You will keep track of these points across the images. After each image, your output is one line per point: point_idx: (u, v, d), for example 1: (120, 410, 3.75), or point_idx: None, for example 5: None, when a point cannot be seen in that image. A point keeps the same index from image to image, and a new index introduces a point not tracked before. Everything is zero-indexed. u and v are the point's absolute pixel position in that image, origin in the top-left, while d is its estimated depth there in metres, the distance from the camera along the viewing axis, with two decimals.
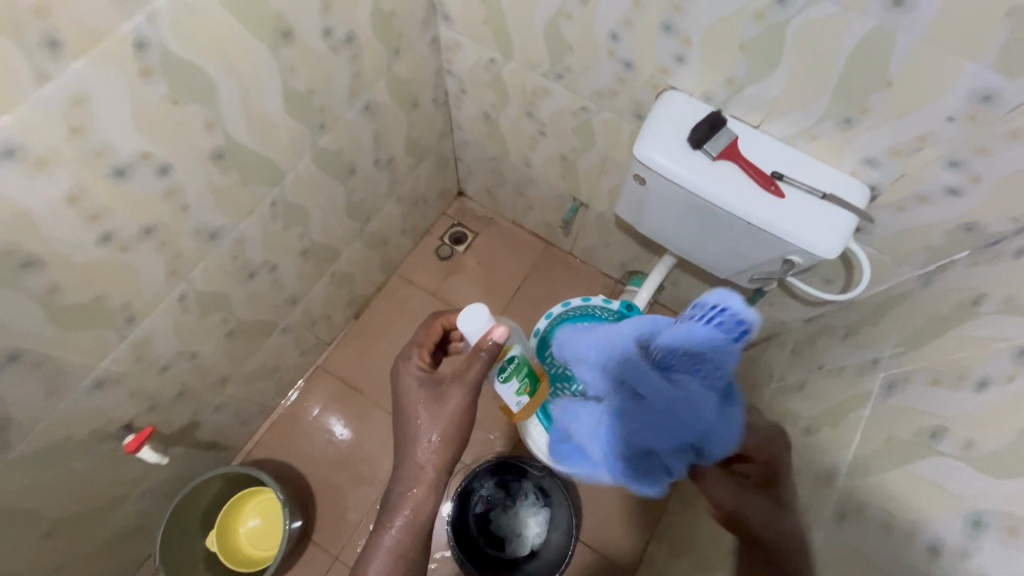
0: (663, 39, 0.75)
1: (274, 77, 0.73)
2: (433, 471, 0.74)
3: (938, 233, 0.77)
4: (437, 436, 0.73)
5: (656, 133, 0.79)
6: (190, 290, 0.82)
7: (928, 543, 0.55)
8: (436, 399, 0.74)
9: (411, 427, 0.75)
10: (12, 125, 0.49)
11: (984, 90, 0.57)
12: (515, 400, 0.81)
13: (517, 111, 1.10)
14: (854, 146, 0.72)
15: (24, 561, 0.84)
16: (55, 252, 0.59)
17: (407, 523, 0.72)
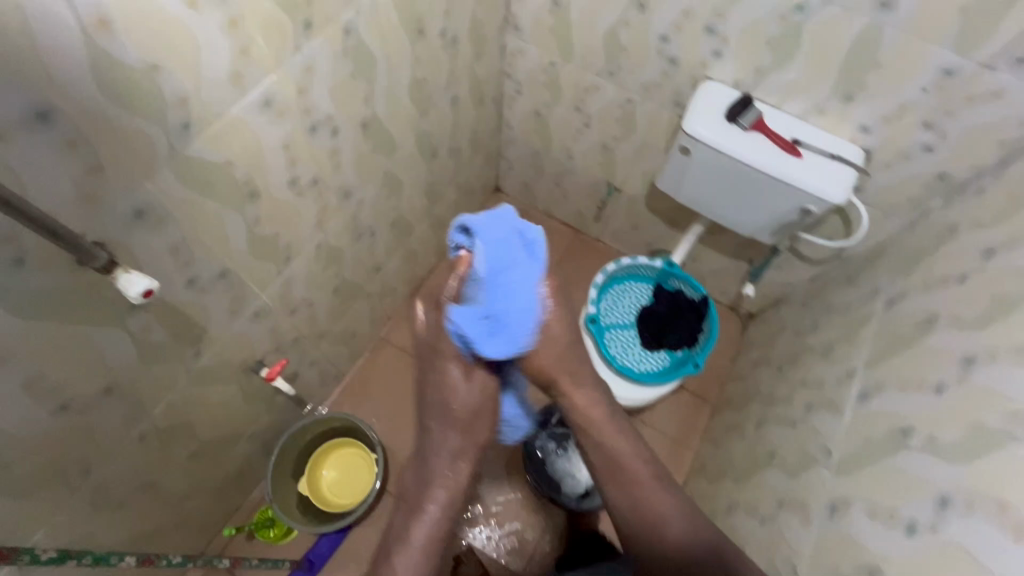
0: (705, 39, 0.98)
1: (407, 66, 0.93)
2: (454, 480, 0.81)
3: (918, 185, 0.99)
4: (460, 435, 0.81)
5: (699, 112, 1.01)
6: (323, 241, 0.99)
7: (933, 385, 0.74)
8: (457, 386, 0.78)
9: (438, 426, 0.82)
10: (274, 81, 0.67)
11: (946, 67, 0.81)
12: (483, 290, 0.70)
13: (567, 107, 1.31)
14: (852, 118, 0.95)
15: (174, 479, 0.97)
16: (267, 188, 0.76)
17: (431, 522, 0.78)
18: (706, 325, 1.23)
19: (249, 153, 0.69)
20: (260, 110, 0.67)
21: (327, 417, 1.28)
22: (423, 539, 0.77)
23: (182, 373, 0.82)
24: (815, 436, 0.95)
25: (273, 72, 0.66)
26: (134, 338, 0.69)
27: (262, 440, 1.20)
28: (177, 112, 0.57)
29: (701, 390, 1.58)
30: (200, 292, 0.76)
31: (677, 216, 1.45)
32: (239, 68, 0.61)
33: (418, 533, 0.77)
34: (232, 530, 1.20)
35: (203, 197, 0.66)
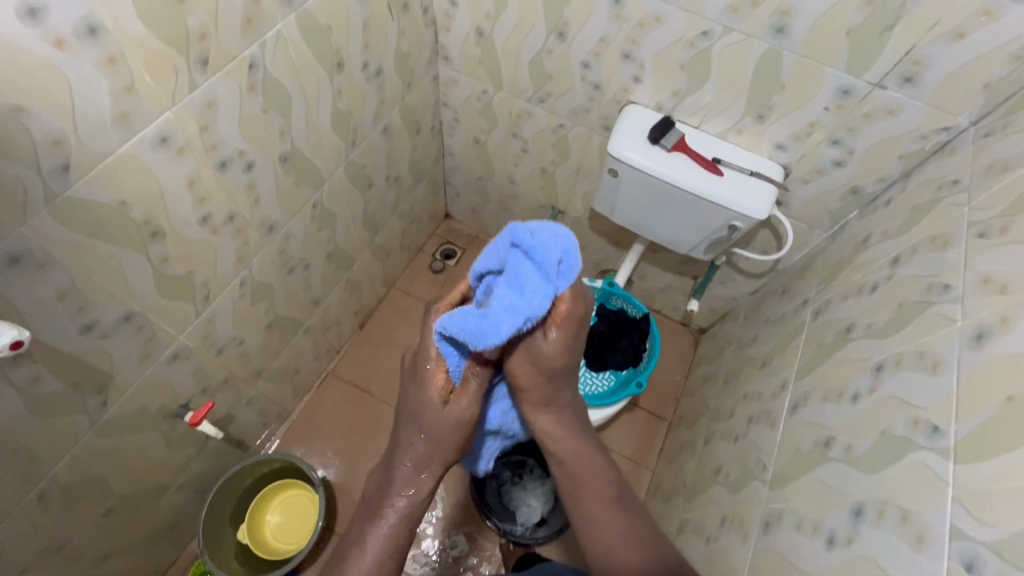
0: (624, 65, 1.01)
1: (327, 98, 0.92)
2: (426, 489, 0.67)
3: (835, 199, 1.03)
4: (431, 442, 0.66)
5: (623, 134, 1.03)
6: (248, 277, 0.96)
7: (851, 394, 0.75)
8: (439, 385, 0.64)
9: (407, 423, 0.67)
10: (170, 119, 0.65)
11: (843, 88, 0.85)
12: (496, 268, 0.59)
13: (504, 133, 1.32)
14: (767, 136, 0.98)
15: (88, 537, 0.91)
16: (172, 226, 0.74)
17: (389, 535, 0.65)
18: (648, 344, 1.25)
19: (146, 193, 0.67)
20: (155, 148, 0.65)
21: (266, 458, 1.22)
22: (375, 553, 0.64)
23: (87, 424, 0.78)
24: (753, 450, 0.95)
25: (166, 110, 0.64)
26: (21, 391, 0.65)
27: (194, 487, 1.14)
28: (52, 154, 0.55)
29: (656, 407, 1.57)
30: (100, 338, 0.72)
31: (621, 235, 1.47)
32: (124, 107, 0.59)
33: (371, 548, 0.64)
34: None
35: (93, 240, 0.64)
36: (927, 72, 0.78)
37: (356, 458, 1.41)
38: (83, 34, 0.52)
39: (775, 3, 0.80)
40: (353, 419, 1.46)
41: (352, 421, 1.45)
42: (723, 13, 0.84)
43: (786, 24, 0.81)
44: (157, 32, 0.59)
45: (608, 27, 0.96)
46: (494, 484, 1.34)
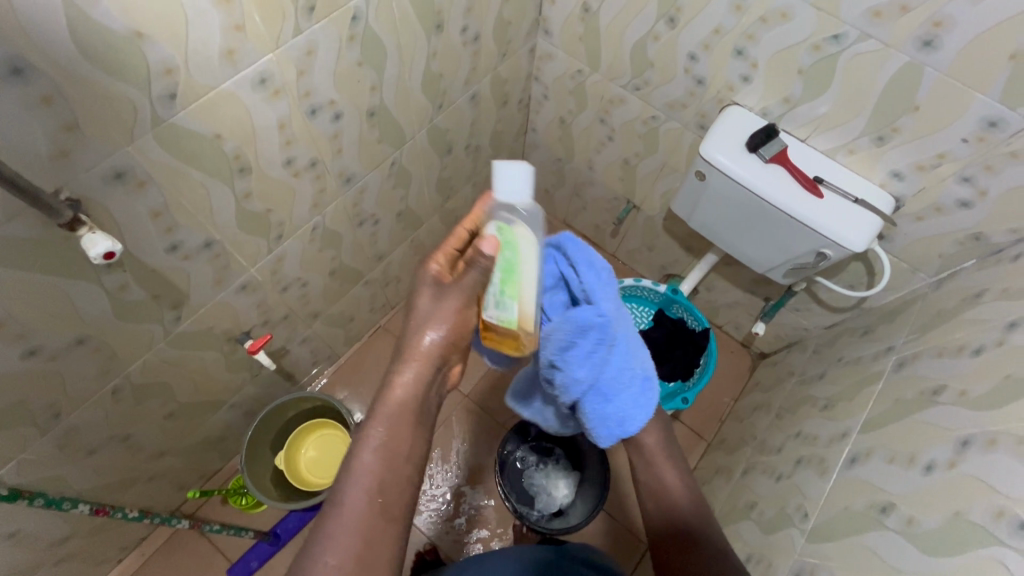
0: (735, 62, 0.93)
1: (422, 59, 0.92)
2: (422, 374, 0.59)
3: (950, 243, 0.91)
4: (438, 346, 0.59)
5: (719, 137, 0.97)
6: (320, 223, 1.00)
7: (924, 463, 0.67)
8: (444, 294, 0.60)
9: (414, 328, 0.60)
10: (272, 60, 0.67)
11: (990, 119, 0.74)
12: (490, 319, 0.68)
13: (591, 116, 1.28)
14: (883, 162, 0.88)
15: (149, 434, 1.00)
16: (259, 164, 0.77)
17: (384, 434, 0.55)
18: (704, 360, 1.19)
19: (240, 129, 0.70)
20: (254, 88, 0.68)
21: (310, 396, 1.28)
22: (374, 450, 0.54)
23: (161, 333, 0.84)
24: (796, 494, 0.89)
25: (270, 52, 0.66)
26: (110, 294, 0.71)
27: (244, 408, 1.23)
28: (161, 82, 0.58)
29: (697, 425, 1.51)
30: (181, 259, 0.77)
31: (694, 242, 1.39)
32: (232, 44, 0.61)
33: (369, 444, 0.54)
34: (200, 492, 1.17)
35: (187, 167, 0.67)
36: None
37: None
38: None
39: (929, 12, 0.69)
40: None
41: None
42: (863, 16, 0.75)
43: (936, 37, 0.71)
44: None
45: (724, 19, 0.89)
46: (517, 466, 1.35)
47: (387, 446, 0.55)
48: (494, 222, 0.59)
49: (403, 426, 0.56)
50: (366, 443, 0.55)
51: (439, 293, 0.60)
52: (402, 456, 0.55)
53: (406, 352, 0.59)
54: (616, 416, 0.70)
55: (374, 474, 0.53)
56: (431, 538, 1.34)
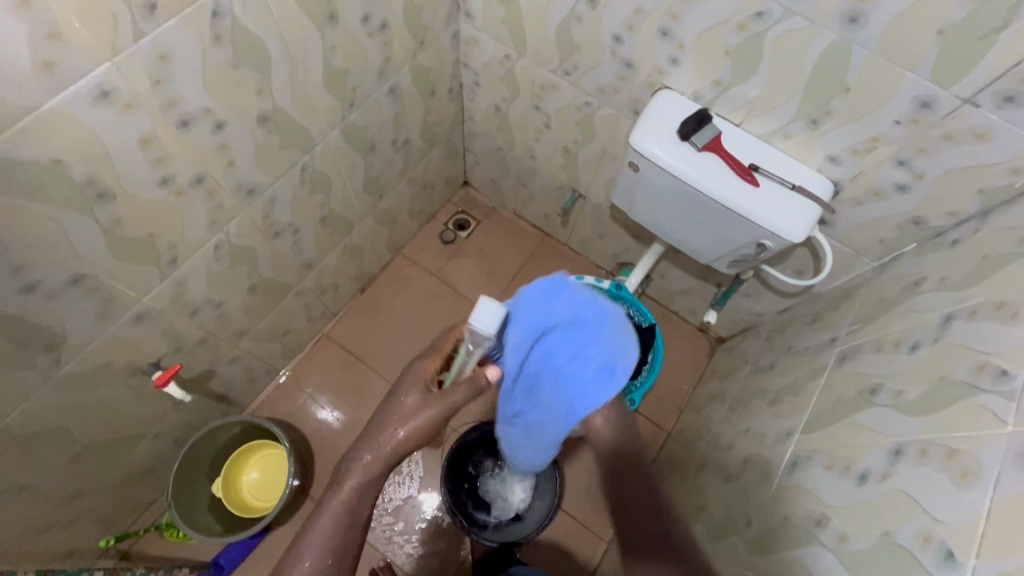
0: (661, 44, 0.86)
1: (317, 53, 0.83)
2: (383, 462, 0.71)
3: (891, 228, 0.87)
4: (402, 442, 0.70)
5: (649, 125, 0.90)
6: (225, 240, 0.91)
7: (858, 472, 0.64)
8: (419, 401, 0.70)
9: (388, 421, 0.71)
10: (111, 71, 0.58)
11: (922, 99, 0.68)
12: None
13: (526, 104, 1.20)
14: (818, 146, 0.83)
15: (54, 480, 0.92)
16: (125, 187, 0.68)
17: (344, 504, 0.70)
18: (651, 356, 1.14)
19: (87, 151, 0.61)
20: (95, 104, 0.59)
21: (242, 419, 1.20)
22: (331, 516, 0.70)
23: (39, 379, 0.76)
24: (741, 498, 0.86)
25: (106, 61, 0.57)
26: None
27: (172, 437, 1.15)
28: None
29: (656, 415, 1.48)
30: (44, 299, 0.68)
31: (643, 230, 1.34)
32: (49, 56, 0.52)
33: (327, 517, 0.70)
34: (113, 540, 1.11)
35: (24, 199, 0.59)
36: None
37: (342, 426, 1.40)
38: None
39: None
40: (342, 388, 1.43)
41: (341, 386, 1.43)
42: None
43: (861, 12, 0.65)
44: None
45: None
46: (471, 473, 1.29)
47: (342, 513, 0.70)
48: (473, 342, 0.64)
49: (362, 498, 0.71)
50: (327, 509, 0.70)
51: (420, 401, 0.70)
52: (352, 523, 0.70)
53: (375, 439, 0.71)
54: (569, 401, 0.66)
55: (326, 539, 0.69)
56: (387, 554, 1.31)
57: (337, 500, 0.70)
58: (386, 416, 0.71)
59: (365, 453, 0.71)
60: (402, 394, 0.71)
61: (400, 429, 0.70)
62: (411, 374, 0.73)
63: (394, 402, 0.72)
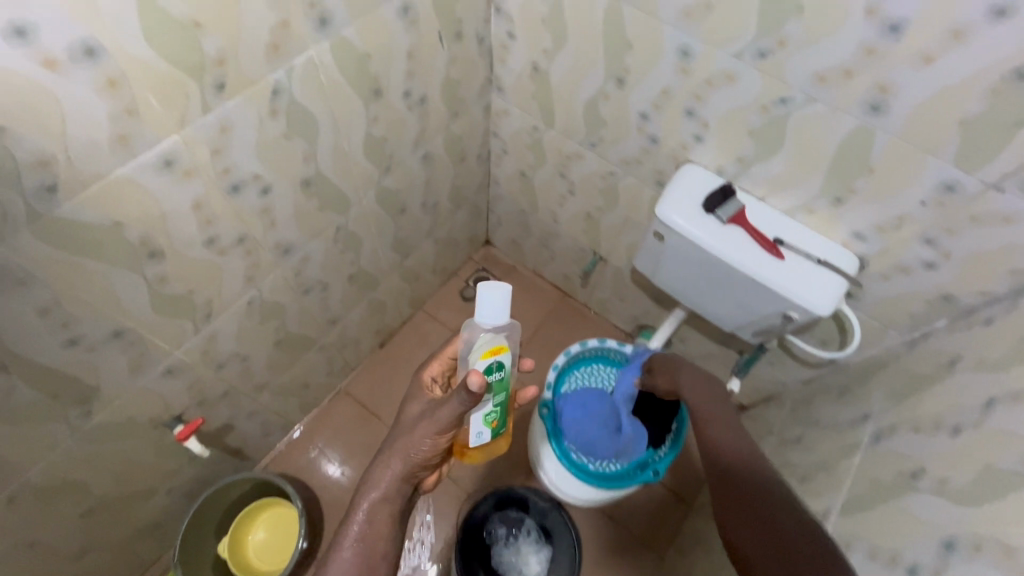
0: (685, 122, 0.90)
1: (360, 124, 0.88)
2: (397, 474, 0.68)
3: (920, 303, 0.87)
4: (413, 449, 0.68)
5: (674, 197, 0.93)
6: (257, 296, 0.93)
7: (907, 565, 0.60)
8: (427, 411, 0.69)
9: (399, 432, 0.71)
10: (177, 142, 0.62)
11: (946, 183, 0.70)
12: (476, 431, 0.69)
13: (551, 171, 1.25)
14: (843, 222, 0.85)
15: (63, 535, 0.90)
16: (173, 246, 0.71)
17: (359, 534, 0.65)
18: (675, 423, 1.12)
19: (144, 214, 0.65)
20: (158, 172, 0.63)
21: (254, 474, 1.18)
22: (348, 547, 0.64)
23: (66, 431, 0.76)
24: None
25: (173, 133, 0.61)
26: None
27: (183, 492, 1.13)
28: (36, 175, 0.52)
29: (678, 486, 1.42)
30: (84, 353, 0.70)
31: (664, 295, 1.34)
32: (124, 130, 0.57)
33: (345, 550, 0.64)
34: None
35: (80, 258, 0.61)
36: None
37: (355, 483, 1.37)
38: (81, 56, 0.50)
39: (873, 78, 0.66)
40: (358, 442, 1.40)
41: (355, 443, 1.41)
42: (808, 81, 0.72)
43: (883, 102, 0.68)
44: (165, 56, 0.55)
45: (671, 81, 0.86)
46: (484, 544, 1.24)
47: (359, 542, 0.65)
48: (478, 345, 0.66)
49: (378, 524, 0.66)
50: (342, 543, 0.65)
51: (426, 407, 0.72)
52: (374, 555, 0.64)
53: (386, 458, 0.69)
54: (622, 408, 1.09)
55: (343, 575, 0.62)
56: None
57: (352, 528, 0.66)
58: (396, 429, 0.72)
59: (374, 474, 0.69)
60: (407, 407, 0.74)
61: (401, 441, 0.69)
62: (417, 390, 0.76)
63: (400, 418, 0.73)
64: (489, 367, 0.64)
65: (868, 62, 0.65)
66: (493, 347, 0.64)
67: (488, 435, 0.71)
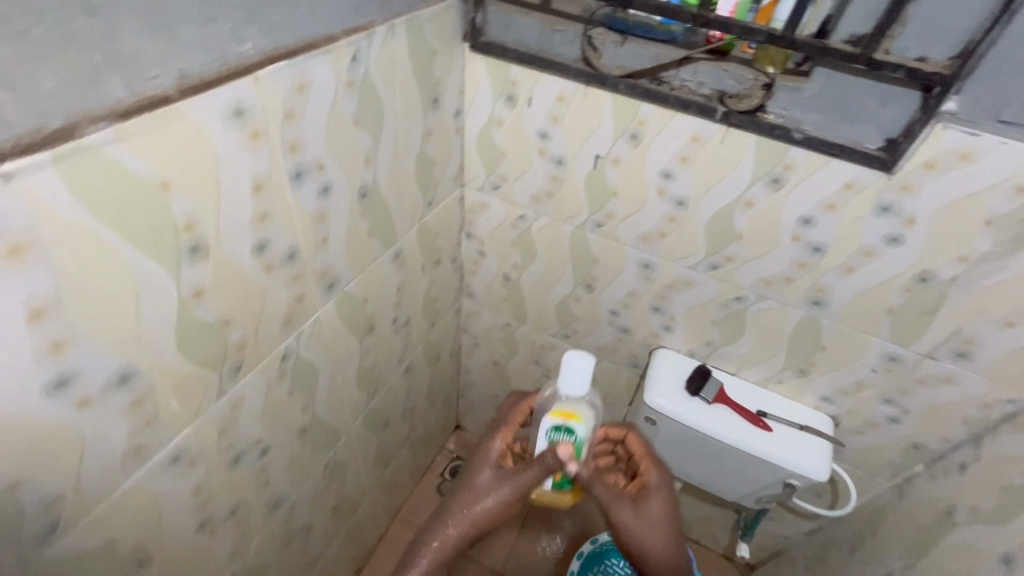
0: (654, 316, 1.00)
1: (354, 359, 0.89)
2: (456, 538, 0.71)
3: (895, 451, 0.95)
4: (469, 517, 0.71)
5: (659, 384, 0.99)
6: (240, 565, 0.81)
7: None
8: (494, 486, 0.72)
9: (465, 496, 0.73)
10: (188, 434, 0.59)
11: (890, 354, 0.82)
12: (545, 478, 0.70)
13: (525, 359, 1.29)
14: (810, 389, 0.95)
15: None
16: (164, 544, 0.63)
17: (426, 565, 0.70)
18: None
19: (141, 519, 0.57)
20: (165, 470, 0.58)
21: None
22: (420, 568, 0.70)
23: None
24: None
25: (186, 427, 0.58)
26: None
27: None
28: (38, 520, 0.46)
29: None
30: None
31: None
32: (139, 440, 0.53)
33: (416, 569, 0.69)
34: None
35: None
36: (980, 350, 0.75)
37: None
38: (113, 386, 0.47)
39: (810, 281, 0.80)
40: None
41: None
42: (757, 284, 0.85)
43: (822, 298, 0.81)
44: (192, 359, 0.55)
45: (636, 285, 0.97)
46: None
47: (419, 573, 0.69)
48: (555, 420, 0.66)
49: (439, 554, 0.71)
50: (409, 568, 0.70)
51: (497, 479, 0.72)
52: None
53: (445, 524, 0.72)
54: None
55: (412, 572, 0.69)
56: None
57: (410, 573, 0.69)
58: (460, 496, 0.73)
59: (449, 521, 0.72)
60: (477, 475, 0.74)
61: (476, 509, 0.71)
62: (488, 449, 0.77)
63: (471, 486, 0.74)
64: (564, 428, 0.66)
65: (803, 270, 0.79)
66: (566, 412, 0.65)
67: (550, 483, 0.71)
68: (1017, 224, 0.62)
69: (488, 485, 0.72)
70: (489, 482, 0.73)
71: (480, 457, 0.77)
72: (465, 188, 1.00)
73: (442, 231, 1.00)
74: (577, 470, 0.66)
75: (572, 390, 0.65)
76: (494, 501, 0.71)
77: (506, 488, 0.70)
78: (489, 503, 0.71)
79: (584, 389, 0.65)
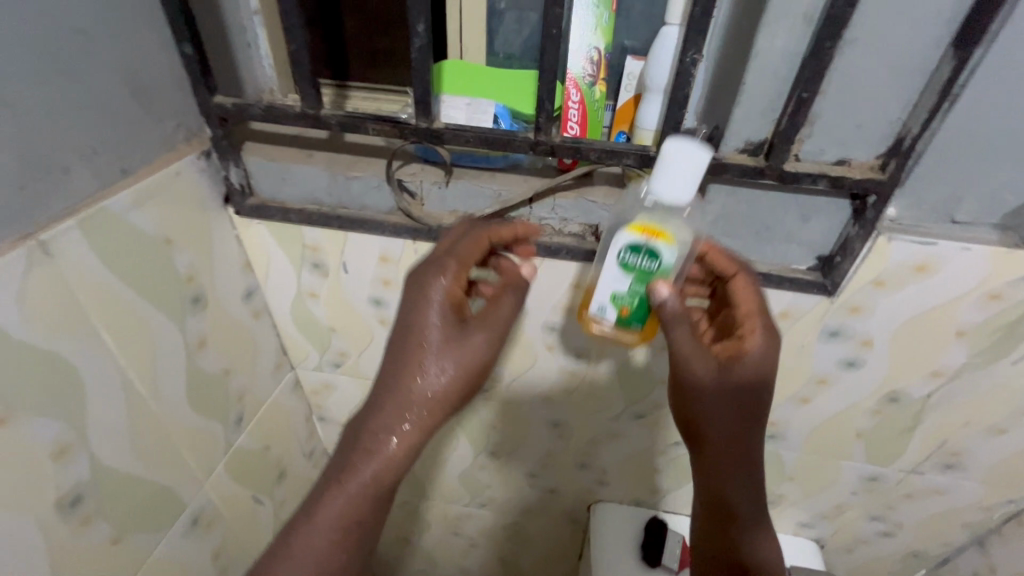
0: (581, 472, 0.78)
1: None
2: (408, 452, 0.43)
3: (893, 562, 0.79)
4: (416, 420, 0.43)
5: (607, 558, 0.76)
6: None
7: None
8: (445, 343, 0.43)
9: (401, 371, 0.43)
10: None
11: (867, 475, 0.66)
12: (598, 301, 0.43)
13: (441, 533, 1.01)
14: (785, 517, 0.77)
15: None
16: None
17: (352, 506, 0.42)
18: None
19: None
20: None
21: None
22: (332, 524, 0.42)
23: None
24: None
25: None
26: None
27: None
28: None
29: None
30: None
31: None
32: None
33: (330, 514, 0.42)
34: None
35: None
36: (969, 459, 0.61)
37: None
38: None
39: None
40: None
41: None
42: None
43: (777, 431, 0.64)
44: None
45: (550, 444, 0.75)
46: None
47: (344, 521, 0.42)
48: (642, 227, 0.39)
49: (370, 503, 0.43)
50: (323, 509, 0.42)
51: (459, 336, 0.43)
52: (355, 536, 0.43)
53: (386, 427, 0.43)
54: None
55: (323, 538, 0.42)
56: None
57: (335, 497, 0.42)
58: (388, 373, 0.43)
59: (395, 428, 0.42)
60: (414, 323, 0.43)
61: (419, 389, 0.42)
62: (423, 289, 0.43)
63: (407, 339, 0.43)
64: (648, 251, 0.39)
65: None
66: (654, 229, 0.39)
67: (612, 321, 0.44)
68: (993, 332, 0.48)
69: (430, 354, 0.42)
70: (443, 330, 0.43)
71: (417, 280, 0.44)
72: (297, 369, 0.73)
73: (277, 436, 0.72)
74: (666, 296, 0.41)
75: (675, 185, 0.37)
76: (444, 377, 0.43)
77: (470, 348, 0.43)
78: (434, 386, 0.43)
79: (685, 198, 0.38)
